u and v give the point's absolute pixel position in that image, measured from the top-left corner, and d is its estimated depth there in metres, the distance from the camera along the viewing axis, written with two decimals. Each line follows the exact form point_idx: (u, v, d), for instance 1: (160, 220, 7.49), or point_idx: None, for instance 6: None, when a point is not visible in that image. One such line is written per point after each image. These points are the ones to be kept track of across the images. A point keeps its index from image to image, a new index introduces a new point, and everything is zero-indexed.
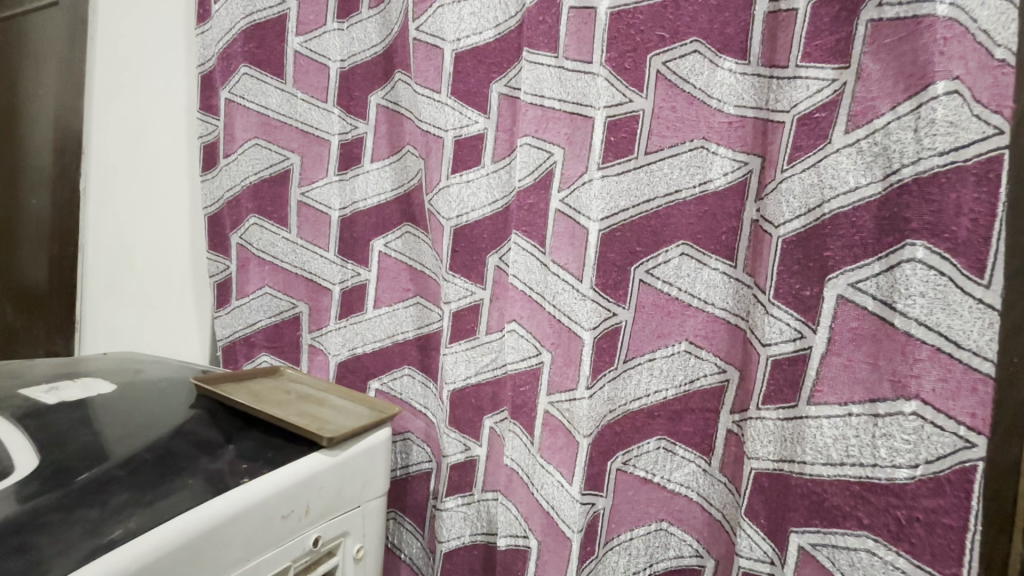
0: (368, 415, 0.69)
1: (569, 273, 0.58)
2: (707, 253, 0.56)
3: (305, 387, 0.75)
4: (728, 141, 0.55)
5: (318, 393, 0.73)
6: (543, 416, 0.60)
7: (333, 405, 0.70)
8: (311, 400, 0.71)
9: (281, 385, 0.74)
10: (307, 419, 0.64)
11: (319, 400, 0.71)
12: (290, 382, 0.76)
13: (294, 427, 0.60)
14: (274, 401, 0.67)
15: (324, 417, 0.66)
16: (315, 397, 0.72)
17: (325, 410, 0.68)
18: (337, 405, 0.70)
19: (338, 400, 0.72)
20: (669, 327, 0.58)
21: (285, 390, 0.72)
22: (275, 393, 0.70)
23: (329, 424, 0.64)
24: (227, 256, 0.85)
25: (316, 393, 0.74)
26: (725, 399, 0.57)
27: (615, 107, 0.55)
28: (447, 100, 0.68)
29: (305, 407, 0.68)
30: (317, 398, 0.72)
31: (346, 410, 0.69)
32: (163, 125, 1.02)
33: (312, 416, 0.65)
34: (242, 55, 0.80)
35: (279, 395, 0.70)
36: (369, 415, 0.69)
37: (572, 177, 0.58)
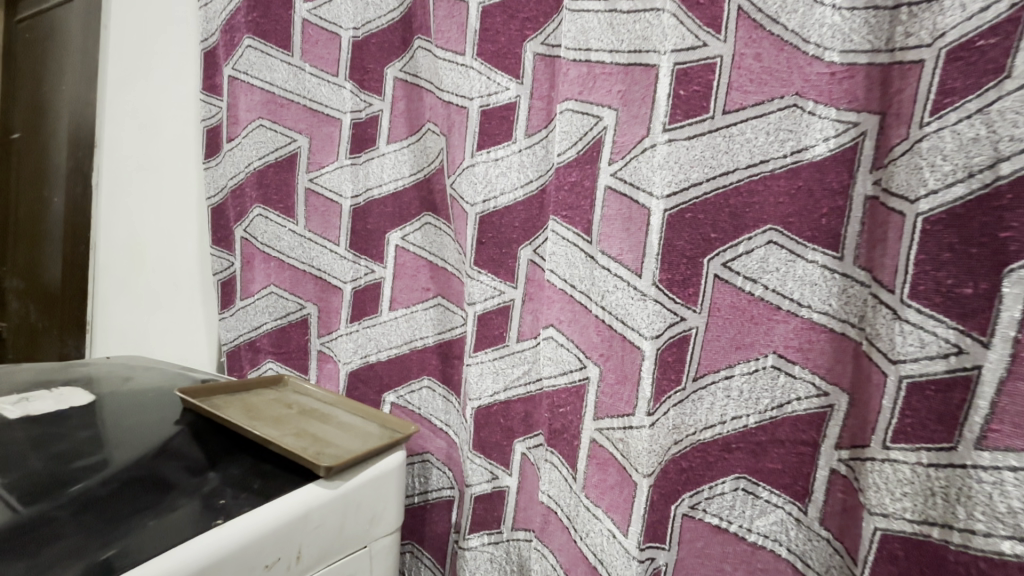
0: (377, 436, 0.58)
1: (624, 267, 0.47)
2: (802, 241, 0.43)
3: (310, 399, 0.65)
4: (831, 97, 0.42)
5: (323, 407, 0.64)
6: (588, 447, 0.48)
7: (337, 422, 0.60)
8: (313, 415, 0.61)
9: (283, 398, 0.64)
10: (305, 440, 0.54)
11: (323, 415, 0.61)
12: (293, 394, 0.66)
13: (286, 452, 0.50)
14: (270, 416, 0.58)
15: (325, 438, 0.55)
16: (318, 411, 0.62)
17: (327, 428, 0.58)
18: (343, 423, 0.60)
19: (345, 416, 0.62)
20: (752, 337, 0.45)
21: (285, 403, 0.63)
22: (273, 407, 0.61)
23: (330, 447, 0.54)
24: (230, 251, 0.78)
25: (322, 406, 0.64)
26: (825, 430, 0.44)
27: (686, 52, 0.44)
28: (473, 64, 0.58)
29: (305, 424, 0.58)
30: (321, 413, 0.62)
31: (353, 430, 0.59)
32: (168, 113, 0.95)
33: (311, 437, 0.55)
34: (246, 26, 0.72)
35: (277, 410, 0.60)
36: (379, 437, 0.58)
37: (627, 145, 0.47)
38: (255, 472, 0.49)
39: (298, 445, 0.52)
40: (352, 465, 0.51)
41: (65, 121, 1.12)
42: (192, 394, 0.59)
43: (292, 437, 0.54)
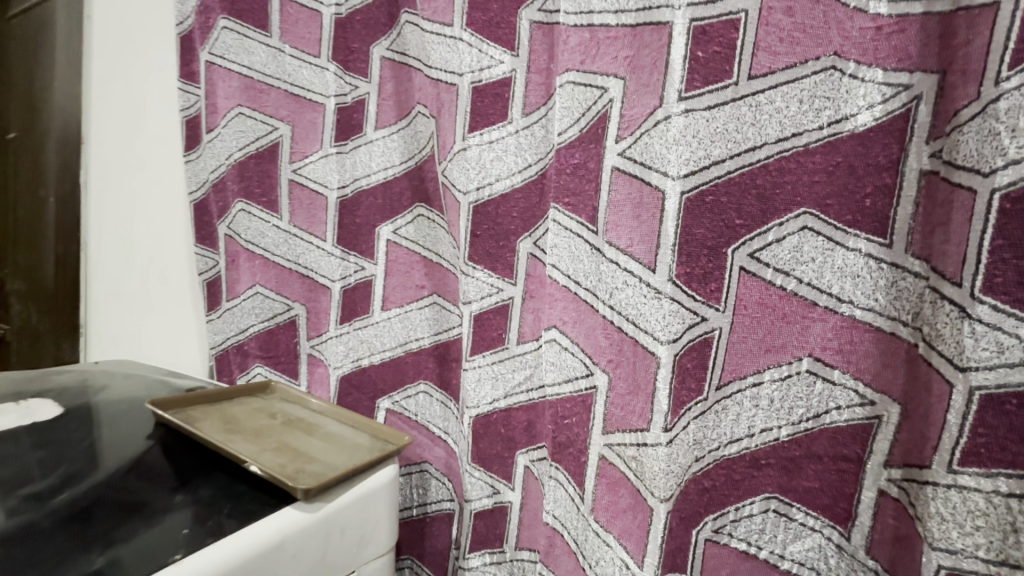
0: (367, 450, 0.53)
1: (634, 259, 0.40)
2: (841, 227, 0.38)
3: (297, 408, 0.60)
4: (877, 56, 0.37)
5: (311, 417, 0.59)
6: (597, 465, 0.43)
7: (325, 434, 0.55)
8: (300, 426, 0.56)
9: (268, 407, 0.60)
10: (285, 457, 0.49)
11: (310, 426, 0.57)
12: (280, 402, 0.62)
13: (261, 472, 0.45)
14: (250, 429, 0.53)
15: (308, 453, 0.50)
16: (306, 421, 0.58)
17: (311, 440, 0.53)
18: (331, 434, 0.56)
19: (333, 426, 0.57)
20: (783, 338, 0.40)
21: (270, 413, 0.58)
22: (256, 418, 0.56)
23: (313, 463, 0.49)
24: (214, 249, 0.73)
25: (310, 416, 0.59)
26: (871, 444, 0.38)
27: (704, 6, 0.37)
28: (462, 35, 0.52)
29: (288, 437, 0.53)
30: (308, 423, 0.57)
31: (341, 442, 0.54)
32: (150, 106, 0.90)
33: (293, 452, 0.50)
34: (221, 5, 0.66)
35: (260, 422, 0.56)
36: (369, 450, 0.53)
37: (636, 118, 0.40)
38: (232, 495, 0.44)
39: (276, 463, 0.47)
40: (335, 485, 0.46)
41: (45, 120, 1.07)
42: (166, 405, 0.54)
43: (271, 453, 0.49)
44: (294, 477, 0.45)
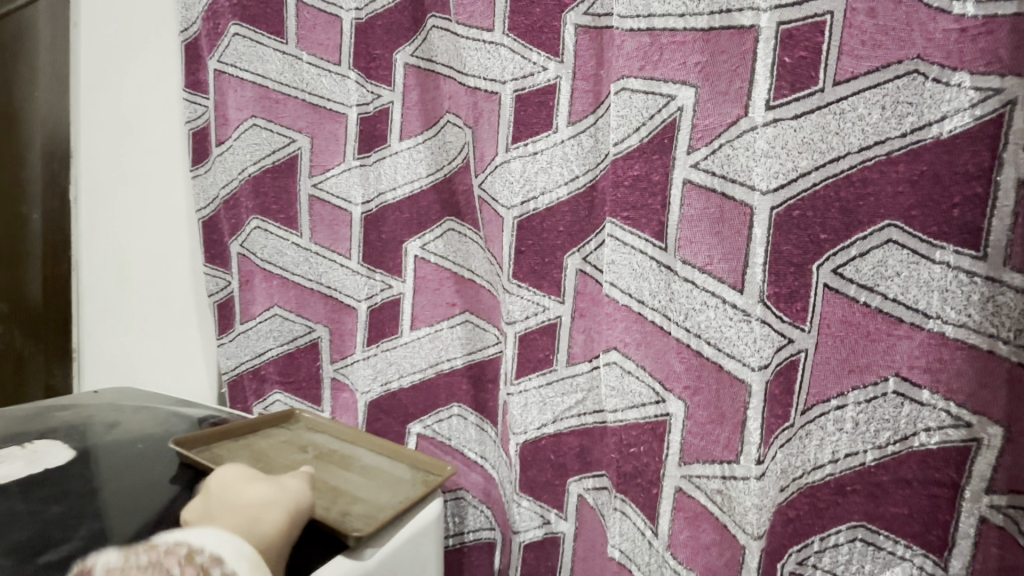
0: (408, 484, 0.49)
1: (713, 278, 0.38)
2: (927, 238, 0.36)
3: (325, 438, 0.56)
4: (962, 60, 0.34)
5: (342, 447, 0.55)
6: (673, 498, 0.41)
7: (361, 466, 0.52)
8: (333, 459, 0.53)
9: (296, 440, 0.56)
10: (326, 497, 0.46)
11: (344, 458, 0.53)
12: (306, 433, 0.58)
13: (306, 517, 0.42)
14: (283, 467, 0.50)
15: (349, 491, 0.47)
16: (339, 453, 0.54)
17: (349, 475, 0.50)
18: (368, 467, 0.52)
19: (368, 457, 0.53)
20: (868, 357, 0.38)
21: (300, 448, 0.54)
22: (286, 454, 0.53)
23: (357, 503, 0.46)
24: (228, 268, 0.69)
25: (341, 446, 0.55)
26: (968, 469, 0.36)
27: (791, 8, 0.35)
28: (503, 40, 0.49)
29: (324, 474, 0.50)
30: (342, 455, 0.53)
31: (380, 476, 0.50)
32: (149, 118, 0.85)
33: (333, 492, 0.47)
34: (231, 11, 0.62)
35: (291, 459, 0.52)
36: (411, 485, 0.49)
37: (712, 129, 0.38)
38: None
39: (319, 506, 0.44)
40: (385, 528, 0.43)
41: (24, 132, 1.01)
42: (190, 445, 0.50)
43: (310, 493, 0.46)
44: (342, 523, 0.42)
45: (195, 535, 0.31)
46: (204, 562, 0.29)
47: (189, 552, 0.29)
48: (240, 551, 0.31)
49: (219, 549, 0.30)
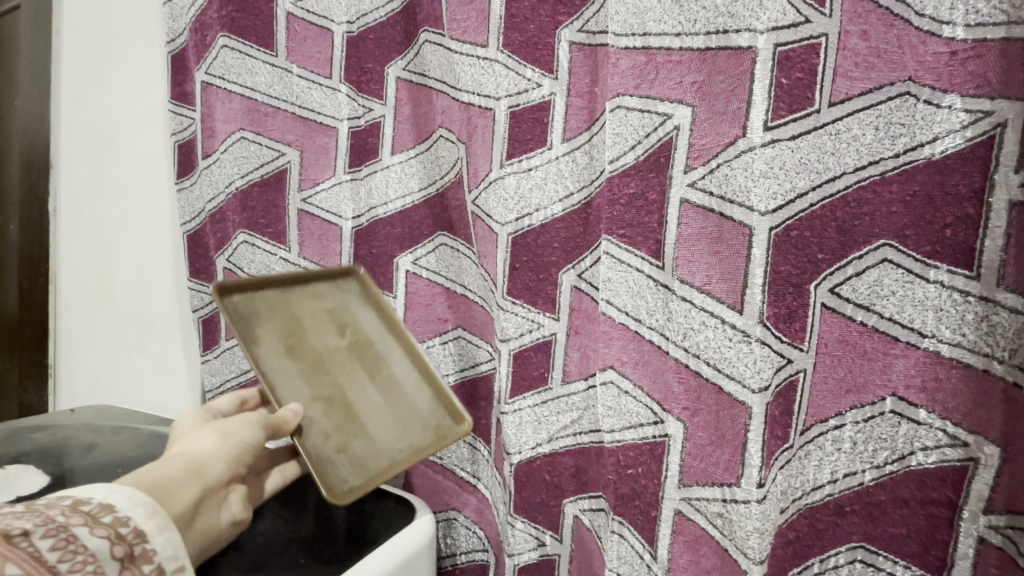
0: (420, 425, 0.49)
1: (710, 298, 0.38)
2: (922, 258, 0.36)
3: (368, 316, 0.53)
4: (952, 83, 0.35)
5: (378, 334, 0.52)
6: (672, 521, 0.40)
7: (387, 378, 0.50)
8: (364, 355, 0.51)
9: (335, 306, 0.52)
10: (338, 423, 0.46)
11: (375, 358, 0.51)
12: (349, 297, 0.53)
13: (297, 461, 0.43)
14: (311, 361, 0.48)
15: (361, 418, 0.47)
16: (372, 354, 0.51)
17: (370, 391, 0.49)
18: (392, 380, 0.50)
19: (398, 367, 0.51)
20: (865, 377, 0.38)
21: (338, 324, 0.51)
22: (320, 330, 0.50)
23: (361, 438, 0.46)
24: (213, 283, 0.68)
25: (378, 335, 0.52)
26: (966, 488, 0.36)
27: (786, 31, 0.35)
28: (498, 56, 0.49)
29: (347, 381, 0.48)
30: (374, 353, 0.51)
31: (398, 403, 0.49)
32: (133, 127, 0.83)
33: (346, 410, 0.47)
34: (220, 22, 0.61)
35: (325, 342, 0.50)
36: (422, 430, 0.49)
37: (709, 148, 0.38)
38: (289, 565, 0.43)
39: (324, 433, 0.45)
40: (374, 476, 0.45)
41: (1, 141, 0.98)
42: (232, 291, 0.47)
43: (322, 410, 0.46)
44: (334, 475, 0.44)
45: (80, 489, 0.30)
46: (95, 510, 0.29)
47: (76, 503, 0.29)
48: (134, 498, 0.31)
49: (110, 499, 0.30)
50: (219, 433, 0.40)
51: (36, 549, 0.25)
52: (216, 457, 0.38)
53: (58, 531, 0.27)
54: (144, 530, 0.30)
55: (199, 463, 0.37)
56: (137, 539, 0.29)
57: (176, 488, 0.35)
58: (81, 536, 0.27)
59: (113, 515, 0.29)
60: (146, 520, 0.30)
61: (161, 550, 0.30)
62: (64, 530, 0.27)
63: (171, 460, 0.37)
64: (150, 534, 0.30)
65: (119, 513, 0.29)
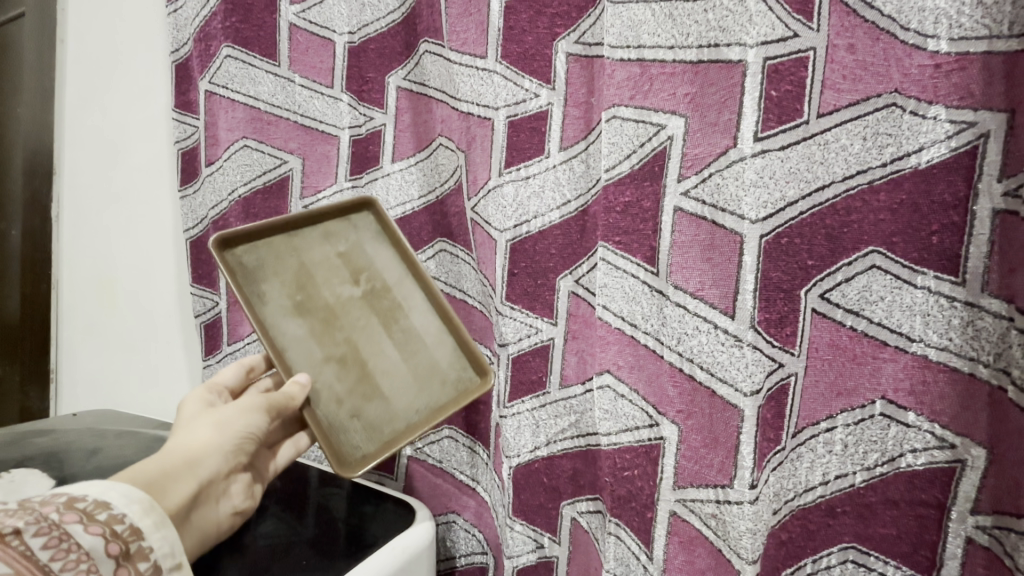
0: (439, 382, 0.50)
1: (703, 304, 0.39)
2: (909, 265, 0.37)
3: (384, 261, 0.51)
4: (937, 94, 0.36)
5: (394, 281, 0.51)
6: (667, 523, 0.41)
7: (403, 331, 0.50)
8: (380, 305, 0.49)
9: (348, 251, 0.49)
10: (351, 385, 0.46)
11: (391, 308, 0.50)
12: (363, 240, 0.50)
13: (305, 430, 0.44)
14: (323, 318, 0.47)
15: (377, 378, 0.47)
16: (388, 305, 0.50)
17: (387, 347, 0.48)
18: (410, 332, 0.50)
19: (416, 317, 0.50)
20: (855, 380, 0.39)
21: (352, 271, 0.49)
22: (334, 280, 0.48)
23: (377, 400, 0.47)
24: (215, 288, 0.68)
25: (395, 281, 0.51)
26: (954, 489, 0.37)
27: (775, 45, 0.37)
28: (496, 67, 0.50)
29: (361, 338, 0.48)
30: (391, 302, 0.50)
31: (413, 358, 0.49)
32: (137, 134, 0.84)
33: (360, 369, 0.47)
34: (223, 33, 0.63)
35: (339, 293, 0.48)
36: (441, 388, 0.50)
37: (701, 158, 0.39)
38: (290, 567, 0.44)
39: (340, 394, 0.46)
40: (390, 439, 0.47)
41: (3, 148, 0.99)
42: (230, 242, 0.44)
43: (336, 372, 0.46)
44: (349, 441, 0.45)
45: (74, 484, 0.30)
46: (90, 507, 0.28)
47: (71, 500, 0.28)
48: (130, 495, 0.30)
49: (107, 496, 0.29)
50: (217, 423, 0.40)
51: (27, 548, 0.26)
52: (215, 450, 0.39)
53: (50, 528, 0.27)
54: (140, 527, 0.29)
55: (196, 458, 0.37)
56: (134, 537, 0.29)
57: (172, 484, 0.35)
58: (75, 534, 0.27)
59: (109, 512, 0.29)
60: (143, 517, 0.30)
61: (158, 546, 0.30)
62: (57, 528, 0.27)
63: (169, 452, 0.37)
64: (147, 532, 0.30)
65: (115, 510, 0.29)
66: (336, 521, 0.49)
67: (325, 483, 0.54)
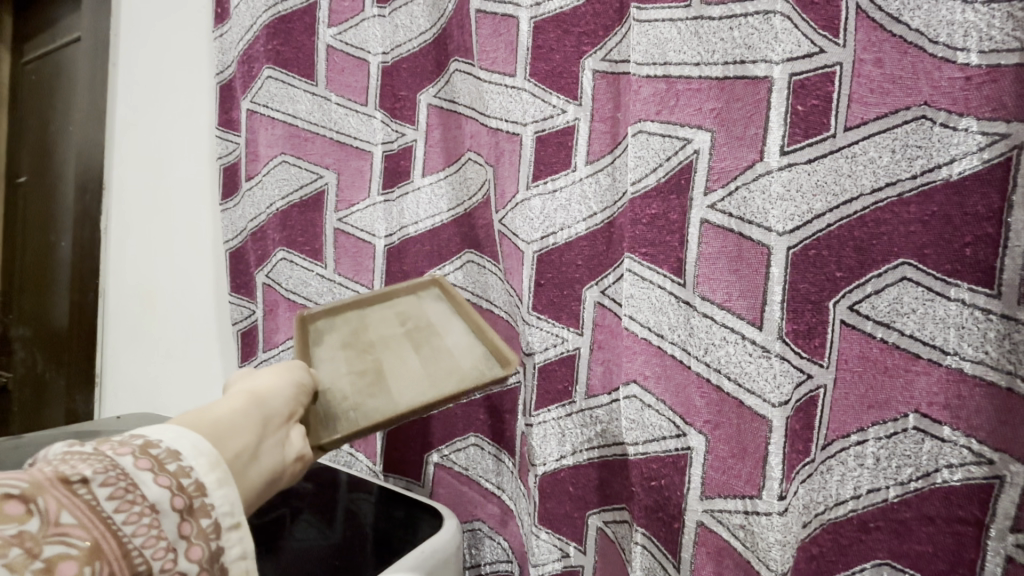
0: (456, 378, 0.46)
1: (731, 315, 0.40)
2: (941, 276, 0.37)
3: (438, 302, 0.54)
4: (968, 106, 0.35)
5: (440, 320, 0.53)
6: (695, 533, 0.41)
7: (435, 352, 0.49)
8: (419, 337, 0.51)
9: (405, 310, 0.54)
10: (363, 386, 0.46)
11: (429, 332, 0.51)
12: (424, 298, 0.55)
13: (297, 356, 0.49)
14: (362, 348, 0.50)
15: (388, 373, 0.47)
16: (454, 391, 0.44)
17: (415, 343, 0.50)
18: (440, 349, 0.49)
19: (449, 337, 0.50)
20: (887, 393, 0.38)
21: (399, 318, 0.53)
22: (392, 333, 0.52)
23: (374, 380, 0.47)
24: (252, 298, 0.71)
25: (437, 320, 0.53)
26: (993, 507, 0.36)
27: (802, 61, 0.37)
28: (525, 85, 0.52)
29: (390, 357, 0.49)
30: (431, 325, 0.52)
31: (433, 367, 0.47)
32: (181, 150, 0.89)
33: (378, 376, 0.47)
34: (266, 55, 0.66)
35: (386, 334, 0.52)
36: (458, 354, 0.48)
37: (728, 171, 0.40)
38: (323, 567, 0.46)
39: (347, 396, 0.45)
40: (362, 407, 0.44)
41: (57, 165, 1.05)
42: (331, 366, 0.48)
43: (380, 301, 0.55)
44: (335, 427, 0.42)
45: (152, 426, 0.27)
46: (162, 455, 0.26)
47: (147, 444, 0.26)
48: (200, 447, 0.28)
49: (179, 445, 0.27)
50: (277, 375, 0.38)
51: (94, 498, 0.23)
52: (276, 391, 0.37)
53: (118, 478, 0.24)
54: (205, 483, 0.27)
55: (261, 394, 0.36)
56: (198, 492, 0.26)
57: (238, 423, 0.32)
58: (143, 484, 0.25)
59: (179, 463, 0.26)
60: (208, 472, 0.27)
61: (220, 504, 0.27)
62: (126, 478, 0.25)
63: (235, 391, 0.35)
64: (210, 488, 0.27)
65: (183, 462, 0.27)
66: (365, 526, 0.51)
67: (354, 488, 0.56)
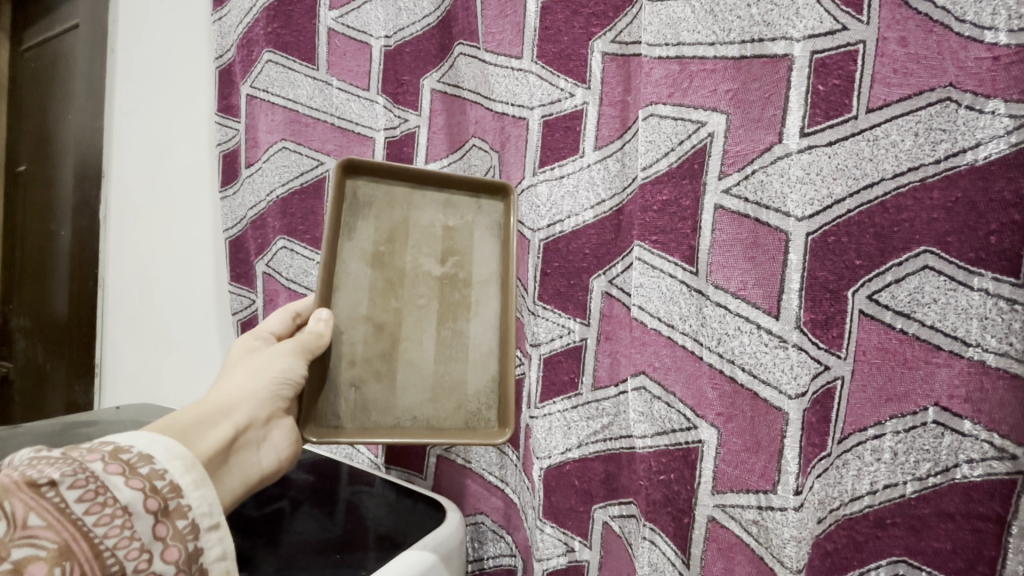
0: (457, 405, 0.47)
1: (745, 304, 0.39)
2: (964, 265, 0.35)
3: (489, 244, 0.48)
4: (995, 87, 0.34)
5: (481, 278, 0.48)
6: (706, 528, 0.40)
7: (455, 335, 0.48)
8: (450, 296, 0.47)
9: (455, 228, 0.47)
10: (375, 352, 0.46)
11: (459, 303, 0.48)
12: (481, 215, 0.48)
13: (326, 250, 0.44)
14: (391, 279, 0.46)
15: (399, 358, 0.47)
16: (448, 427, 0.47)
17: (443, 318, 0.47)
18: (463, 338, 0.47)
19: (474, 330, 0.48)
20: (906, 386, 0.37)
21: (444, 249, 0.47)
22: (424, 277, 0.47)
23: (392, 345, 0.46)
24: (252, 287, 0.70)
25: (480, 279, 0.48)
26: (1016, 505, 0.35)
27: (823, 39, 0.36)
28: (532, 67, 0.50)
29: (413, 313, 0.47)
30: (465, 298, 0.48)
31: (444, 370, 0.47)
32: (181, 137, 0.88)
33: (393, 345, 0.46)
34: (265, 38, 0.65)
35: (420, 265, 0.47)
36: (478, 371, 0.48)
37: (743, 155, 0.38)
38: (322, 559, 0.44)
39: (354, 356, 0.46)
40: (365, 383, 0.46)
41: (56, 153, 1.04)
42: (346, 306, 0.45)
43: (436, 190, 0.47)
44: (331, 403, 0.46)
45: (121, 434, 0.29)
46: (133, 460, 0.28)
47: (116, 449, 0.28)
48: (173, 450, 0.30)
49: (151, 449, 0.29)
50: (252, 374, 0.42)
51: (62, 500, 0.25)
52: (247, 397, 0.41)
53: (88, 480, 0.26)
54: (180, 484, 0.29)
55: (229, 406, 0.39)
56: (172, 494, 0.28)
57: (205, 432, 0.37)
58: (114, 487, 0.27)
59: (151, 466, 0.28)
60: (183, 475, 0.29)
61: (196, 505, 0.29)
62: (96, 480, 0.26)
63: (206, 401, 0.39)
64: (186, 490, 0.29)
65: (156, 465, 0.29)
66: (365, 519, 0.50)
67: (354, 481, 0.56)
